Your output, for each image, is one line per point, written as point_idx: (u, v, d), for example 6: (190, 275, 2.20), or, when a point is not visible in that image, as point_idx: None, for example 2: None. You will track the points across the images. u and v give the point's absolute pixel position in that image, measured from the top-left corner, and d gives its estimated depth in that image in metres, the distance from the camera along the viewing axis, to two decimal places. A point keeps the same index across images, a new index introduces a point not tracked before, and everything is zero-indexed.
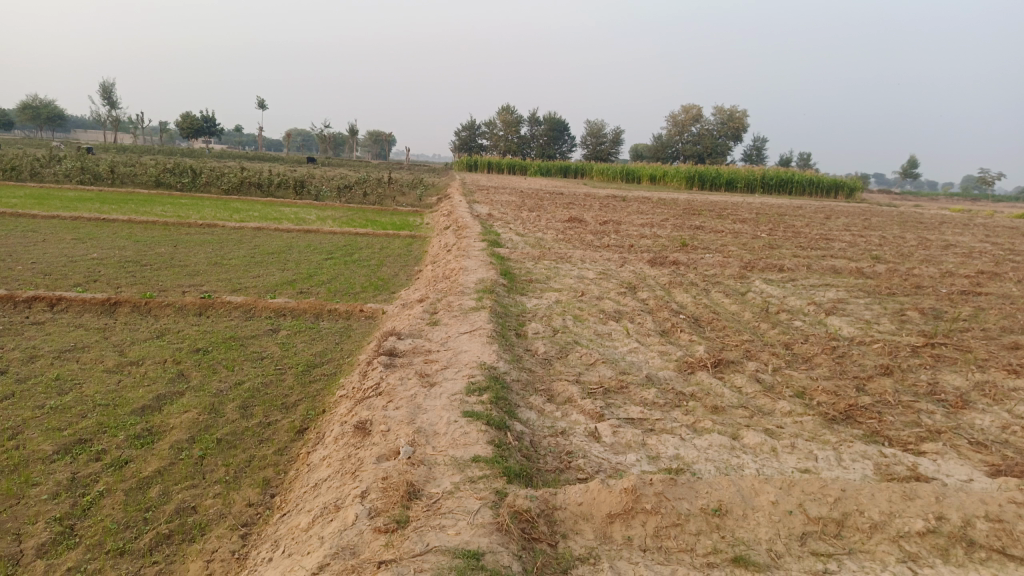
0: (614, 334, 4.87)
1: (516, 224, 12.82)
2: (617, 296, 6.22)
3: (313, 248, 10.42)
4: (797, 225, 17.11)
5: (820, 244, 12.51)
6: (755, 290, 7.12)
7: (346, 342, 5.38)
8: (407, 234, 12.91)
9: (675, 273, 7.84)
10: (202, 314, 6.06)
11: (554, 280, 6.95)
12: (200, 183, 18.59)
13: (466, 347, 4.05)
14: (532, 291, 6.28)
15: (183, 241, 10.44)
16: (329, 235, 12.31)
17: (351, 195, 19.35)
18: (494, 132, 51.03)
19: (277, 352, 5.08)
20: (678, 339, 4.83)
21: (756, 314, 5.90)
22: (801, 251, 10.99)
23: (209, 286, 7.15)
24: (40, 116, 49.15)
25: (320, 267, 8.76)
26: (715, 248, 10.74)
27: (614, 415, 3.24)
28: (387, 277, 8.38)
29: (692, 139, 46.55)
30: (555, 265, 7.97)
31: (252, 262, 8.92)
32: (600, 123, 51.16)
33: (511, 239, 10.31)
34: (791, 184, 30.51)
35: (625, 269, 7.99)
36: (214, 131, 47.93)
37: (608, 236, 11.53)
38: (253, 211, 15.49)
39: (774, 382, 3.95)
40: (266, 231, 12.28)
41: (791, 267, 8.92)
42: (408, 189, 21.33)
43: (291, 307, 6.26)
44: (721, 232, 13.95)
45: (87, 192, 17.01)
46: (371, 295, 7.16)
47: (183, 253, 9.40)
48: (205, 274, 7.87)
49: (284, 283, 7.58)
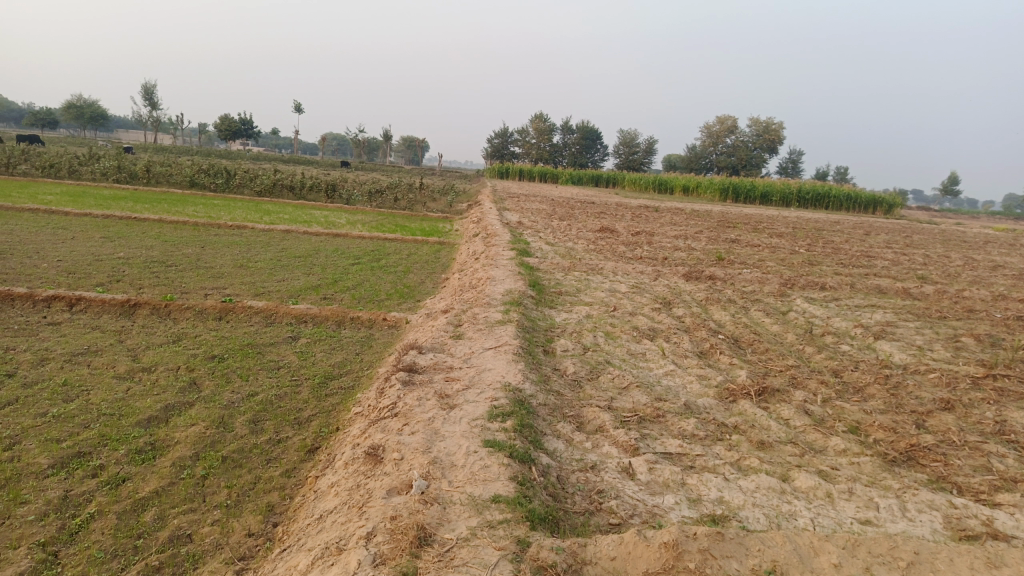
0: (649, 354, 4.58)
1: (546, 232, 12.55)
2: (652, 312, 5.92)
3: (340, 252, 10.26)
4: (836, 241, 16.60)
5: (862, 261, 12.04)
6: (797, 309, 6.75)
7: (367, 353, 5.16)
8: (436, 241, 12.72)
9: (712, 289, 7.49)
10: (222, 319, 5.89)
11: (585, 293, 6.67)
12: (233, 184, 18.67)
13: (491, 365, 3.79)
14: (562, 304, 6.00)
15: (211, 242, 10.36)
16: (357, 239, 12.17)
17: (382, 199, 19.26)
18: (527, 140, 50.90)
19: (294, 362, 4.87)
20: (717, 362, 4.52)
21: (799, 336, 5.55)
22: (843, 269, 10.55)
23: (231, 290, 7.00)
24: (84, 116, 50.28)
25: (346, 273, 8.59)
26: (752, 263, 10.36)
27: (650, 448, 2.96)
28: (413, 284, 8.16)
29: (727, 151, 45.88)
30: (587, 277, 7.68)
31: (277, 265, 8.78)
32: (634, 132, 50.71)
33: (541, 248, 10.03)
34: (828, 198, 29.83)
35: (659, 282, 7.68)
36: (250, 133, 48.45)
37: (641, 248, 11.20)
38: (283, 213, 15.45)
39: (824, 415, 3.62)
40: (294, 234, 12.17)
41: (833, 286, 8.52)
42: (438, 195, 21.19)
43: (313, 314, 6.07)
44: (757, 246, 13.53)
45: (122, 190, 17.14)
46: (395, 303, 6.95)
47: (210, 254, 9.29)
48: (229, 277, 7.73)
49: (307, 288, 7.41)
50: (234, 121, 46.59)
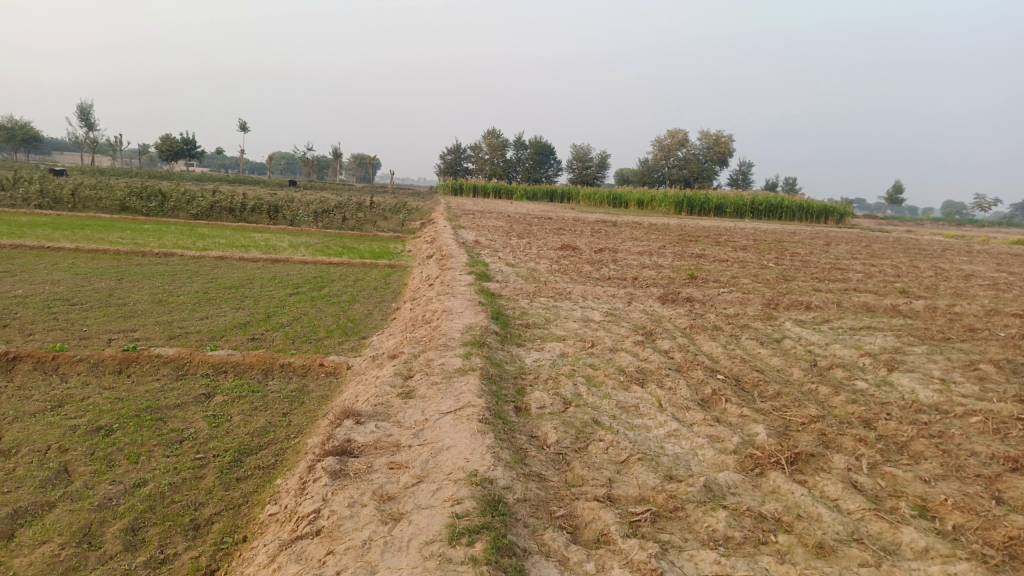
0: (642, 407, 3.74)
1: (505, 252, 11.75)
2: (635, 346, 5.10)
3: (278, 281, 9.27)
4: (800, 253, 16.16)
5: (837, 275, 11.49)
6: (791, 336, 6.04)
7: (296, 414, 4.22)
8: (386, 264, 11.78)
9: (694, 314, 6.75)
10: (122, 373, 4.87)
11: (555, 324, 5.85)
12: (169, 208, 17.43)
13: (450, 441, 2.90)
14: (530, 341, 5.15)
15: (131, 273, 9.25)
16: (299, 264, 11.16)
17: (329, 219, 18.20)
18: (480, 156, 50.30)
19: (203, 431, 3.90)
20: (726, 414, 3.72)
21: (807, 371, 4.80)
22: (820, 285, 9.98)
23: (141, 333, 5.98)
24: (15, 138, 47.90)
25: (282, 306, 7.60)
26: (726, 280, 9.71)
27: (677, 572, 2.11)
28: (358, 317, 7.22)
29: (679, 164, 46.00)
30: (554, 304, 6.86)
31: (204, 300, 7.75)
32: (587, 148, 50.45)
33: (501, 271, 9.21)
34: (781, 208, 29.79)
35: (635, 308, 6.91)
36: (194, 154, 46.67)
37: (608, 267, 10.48)
38: (220, 237, 14.33)
39: (878, 492, 2.84)
40: (229, 261, 11.09)
41: (819, 305, 7.88)
42: (390, 214, 20.25)
43: (235, 362, 5.11)
44: (726, 261, 12.94)
45: (43, 217, 15.74)
46: (336, 342, 6.02)
47: (126, 288, 8.20)
48: (143, 316, 6.70)
49: (234, 327, 6.42)
50: (177, 141, 44.79)
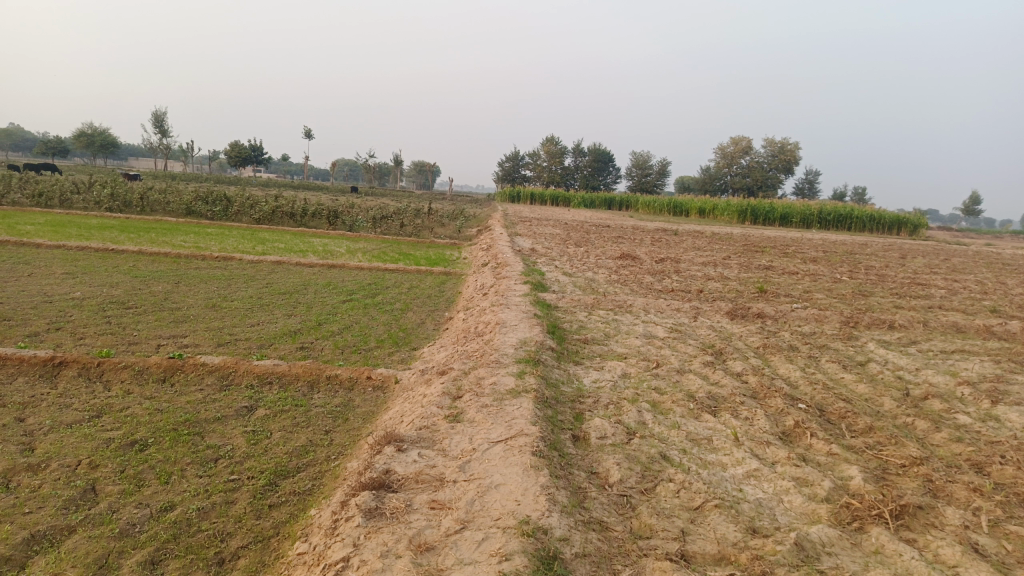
0: (716, 440, 3.35)
1: (563, 260, 11.41)
2: (703, 368, 4.69)
3: (332, 287, 9.14)
4: (875, 266, 15.31)
5: (917, 291, 10.74)
6: (877, 360, 5.51)
7: (339, 433, 3.96)
8: (441, 271, 11.58)
9: (766, 332, 6.28)
10: (166, 382, 4.73)
11: (616, 339, 5.48)
12: (231, 212, 17.72)
13: (500, 478, 2.57)
14: (589, 359, 4.79)
15: (188, 277, 9.27)
16: (354, 270, 11.06)
17: (387, 225, 18.18)
18: (538, 163, 50.08)
19: (240, 449, 3.68)
20: (812, 453, 3.29)
21: (900, 402, 4.30)
22: (901, 301, 9.31)
23: (190, 339, 5.87)
24: (94, 144, 50.02)
25: (334, 313, 7.44)
26: (798, 295, 9.13)
27: None
28: (409, 326, 6.99)
29: (742, 172, 44.82)
30: (614, 317, 6.48)
31: (256, 305, 7.65)
32: (647, 155, 49.63)
33: (559, 280, 8.87)
34: (850, 219, 28.54)
35: (701, 324, 6.47)
36: (261, 160, 47.84)
37: (670, 278, 10.03)
38: (279, 242, 14.43)
39: (1006, 558, 2.38)
40: (285, 266, 11.08)
41: (902, 324, 7.27)
42: (447, 221, 20.14)
43: (280, 373, 4.92)
44: (795, 273, 12.29)
45: (113, 220, 16.16)
46: (385, 353, 5.78)
47: (182, 292, 8.19)
48: (194, 322, 6.61)
49: (283, 335, 6.26)
50: (244, 147, 45.98)
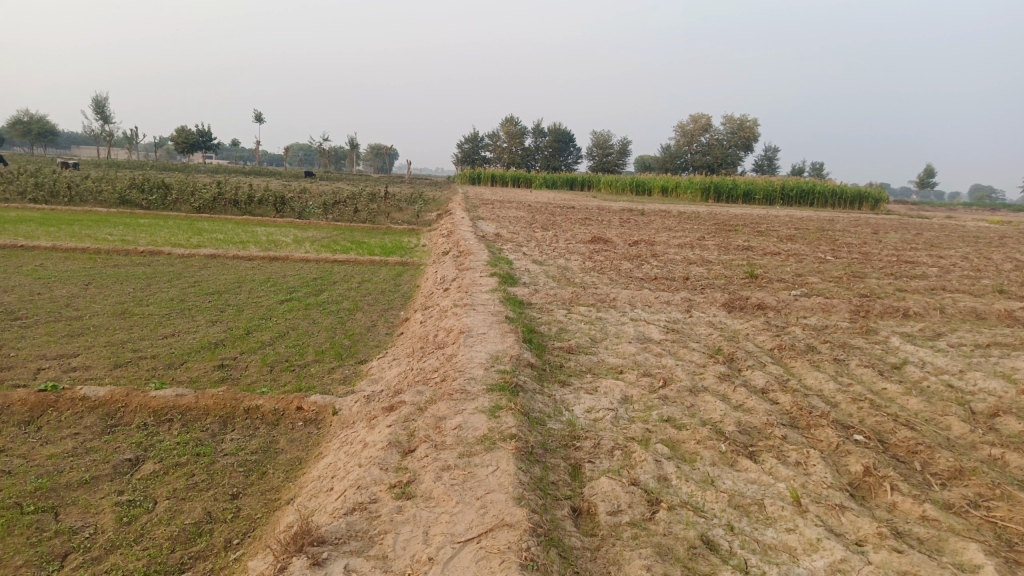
0: (771, 506, 2.41)
1: (530, 246, 10.43)
2: (721, 385, 3.75)
3: (271, 285, 8.02)
4: (853, 243, 14.69)
5: (909, 271, 10.03)
6: (913, 363, 4.64)
7: (249, 498, 2.93)
8: (398, 261, 10.50)
9: (775, 328, 5.40)
10: (30, 425, 3.61)
11: (606, 347, 4.53)
12: (169, 200, 16.31)
13: None
14: (577, 377, 3.82)
15: (103, 276, 8.04)
16: (299, 263, 9.93)
17: (340, 211, 16.91)
18: (498, 144, 48.93)
19: (104, 534, 2.62)
20: (902, 523, 2.37)
21: (971, 423, 3.43)
22: (898, 283, 8.57)
23: (80, 361, 4.74)
24: (31, 131, 47.15)
25: (269, 317, 6.34)
26: (790, 279, 8.30)
27: None
28: (357, 332, 5.95)
29: (703, 150, 44.35)
30: (598, 315, 5.53)
31: (177, 310, 6.50)
32: (608, 134, 48.78)
33: (528, 270, 7.90)
34: (812, 195, 28.10)
35: (699, 320, 5.57)
36: (210, 145, 45.63)
37: (649, 263, 9.14)
38: (219, 232, 13.17)
39: None
40: (222, 259, 9.89)
41: (915, 312, 6.47)
42: (405, 206, 18.98)
43: (184, 409, 3.84)
44: (777, 254, 11.52)
45: (34, 212, 14.61)
46: (325, 371, 4.74)
47: (90, 295, 6.99)
48: (94, 335, 5.47)
49: (200, 349, 5.16)
50: (192, 133, 43.79)
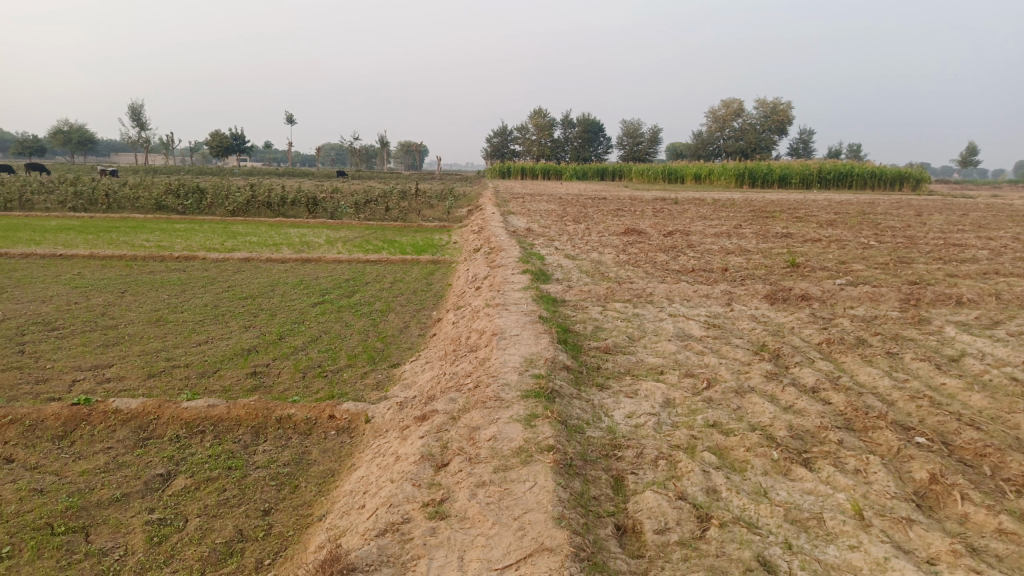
0: (832, 521, 2.24)
1: (563, 240, 10.27)
2: (768, 384, 3.56)
3: (304, 287, 7.99)
4: (896, 226, 14.22)
5: (958, 254, 9.63)
6: (972, 355, 4.38)
7: (281, 514, 2.84)
8: (429, 259, 10.42)
9: (822, 321, 5.17)
10: (63, 440, 3.58)
11: (645, 345, 4.36)
12: (204, 204, 16.49)
13: None
14: (616, 379, 3.67)
15: (139, 284, 8.10)
16: (331, 264, 9.91)
17: (371, 210, 16.92)
18: (527, 136, 48.68)
19: (133, 556, 2.55)
20: (977, 537, 2.19)
21: None
22: (948, 268, 8.22)
23: (115, 371, 4.73)
24: (72, 140, 48.27)
25: (301, 321, 6.30)
26: (834, 267, 8.01)
27: None
28: (390, 334, 5.86)
29: (735, 135, 43.56)
30: (634, 312, 5.36)
31: (211, 316, 6.50)
32: (638, 123, 48.22)
33: (561, 265, 7.75)
34: (850, 177, 27.36)
35: (740, 313, 5.36)
36: (243, 148, 46.20)
37: (685, 254, 8.91)
38: (253, 235, 13.25)
39: None
40: (255, 262, 9.92)
41: (969, 298, 6.16)
42: (436, 202, 18.93)
43: (216, 420, 3.78)
44: (817, 240, 11.17)
45: (74, 220, 14.89)
46: (358, 376, 4.66)
47: (126, 303, 7.03)
48: (129, 344, 5.47)
49: (232, 356, 5.12)
50: (226, 136, 44.38)
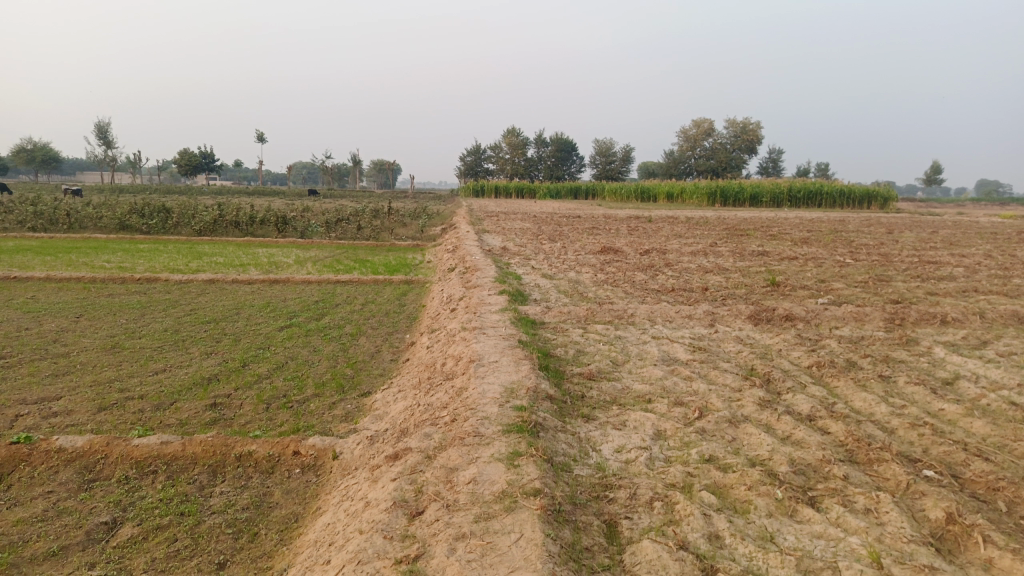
0: (848, 572, 2.03)
1: (539, 260, 10.07)
2: (762, 413, 3.37)
3: (271, 310, 7.68)
4: (869, 244, 14.28)
5: (934, 272, 9.62)
6: (966, 377, 4.24)
7: (237, 569, 2.57)
8: (403, 279, 10.15)
9: (809, 343, 5.00)
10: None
11: (631, 371, 4.15)
12: (170, 224, 16.03)
13: None
14: (603, 408, 3.45)
15: (97, 307, 7.72)
16: (300, 285, 9.59)
17: (343, 229, 16.61)
18: (500, 155, 48.68)
19: None
20: None
21: None
22: (927, 286, 8.17)
23: (62, 404, 4.39)
24: (35, 159, 47.15)
25: (267, 347, 5.99)
26: (814, 285, 7.91)
27: None
28: (361, 360, 5.59)
29: (706, 154, 43.98)
30: (616, 334, 5.16)
31: (172, 342, 6.16)
32: (610, 142, 48.51)
33: (538, 286, 7.54)
34: (820, 195, 27.67)
35: (725, 335, 5.18)
36: (213, 167, 45.52)
37: (663, 273, 8.77)
38: (220, 255, 12.86)
39: None
40: (221, 284, 9.58)
41: (953, 317, 6.07)
42: (409, 221, 18.67)
43: (170, 459, 3.48)
44: (793, 258, 11.12)
45: (32, 241, 14.35)
46: (326, 406, 4.38)
47: (81, 329, 6.66)
48: (80, 373, 5.12)
49: (191, 386, 4.80)
50: (194, 155, 43.68)
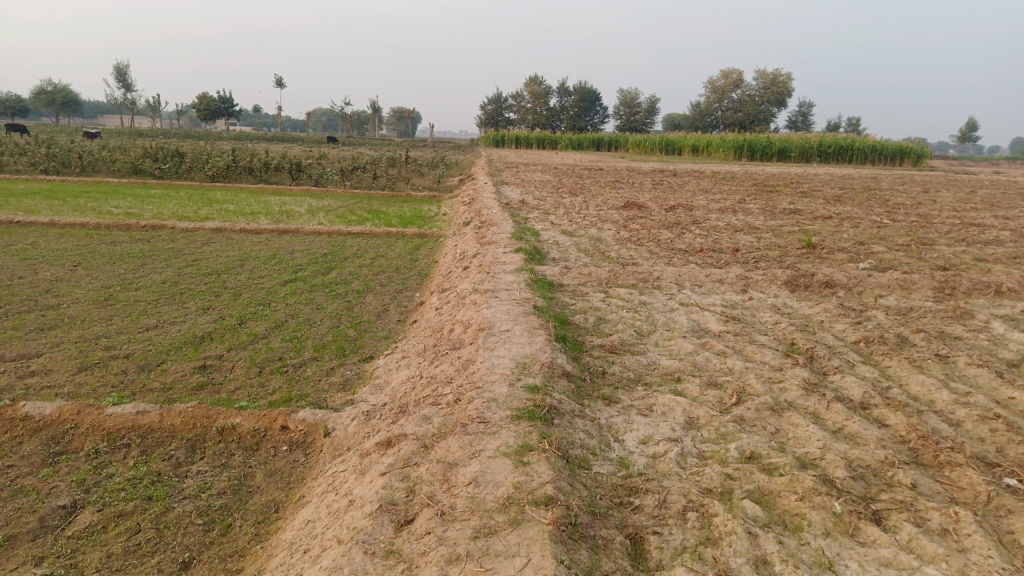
0: None
1: (559, 214, 9.58)
2: (809, 400, 2.95)
3: (277, 262, 7.32)
4: (906, 203, 13.55)
5: (979, 236, 9.00)
6: None
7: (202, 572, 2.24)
8: (417, 232, 9.72)
9: (854, 314, 4.54)
10: None
11: (657, 343, 3.73)
12: (183, 169, 15.66)
13: None
14: (627, 389, 3.05)
15: (98, 256, 7.40)
16: (310, 236, 9.22)
17: (358, 178, 16.14)
18: (522, 104, 47.55)
19: None
20: None
21: None
22: (975, 251, 7.58)
23: (41, 363, 4.07)
24: (54, 100, 46.79)
25: (267, 303, 5.64)
26: (853, 248, 7.37)
27: None
28: (365, 320, 5.22)
29: (734, 106, 42.58)
30: (641, 300, 4.74)
31: (168, 295, 5.83)
32: (635, 92, 47.10)
33: (558, 243, 7.09)
34: (852, 151, 26.63)
35: (760, 304, 4.73)
36: (231, 111, 44.93)
37: (690, 232, 8.27)
38: (231, 203, 12.48)
39: None
40: (229, 233, 9.23)
41: (1009, 287, 5.55)
42: (427, 171, 18.13)
43: (145, 432, 3.15)
44: (828, 218, 10.51)
45: (43, 184, 14.06)
46: (323, 372, 4.03)
47: (76, 279, 6.34)
48: (66, 328, 4.80)
49: (181, 346, 4.46)
50: (213, 100, 43.05)
